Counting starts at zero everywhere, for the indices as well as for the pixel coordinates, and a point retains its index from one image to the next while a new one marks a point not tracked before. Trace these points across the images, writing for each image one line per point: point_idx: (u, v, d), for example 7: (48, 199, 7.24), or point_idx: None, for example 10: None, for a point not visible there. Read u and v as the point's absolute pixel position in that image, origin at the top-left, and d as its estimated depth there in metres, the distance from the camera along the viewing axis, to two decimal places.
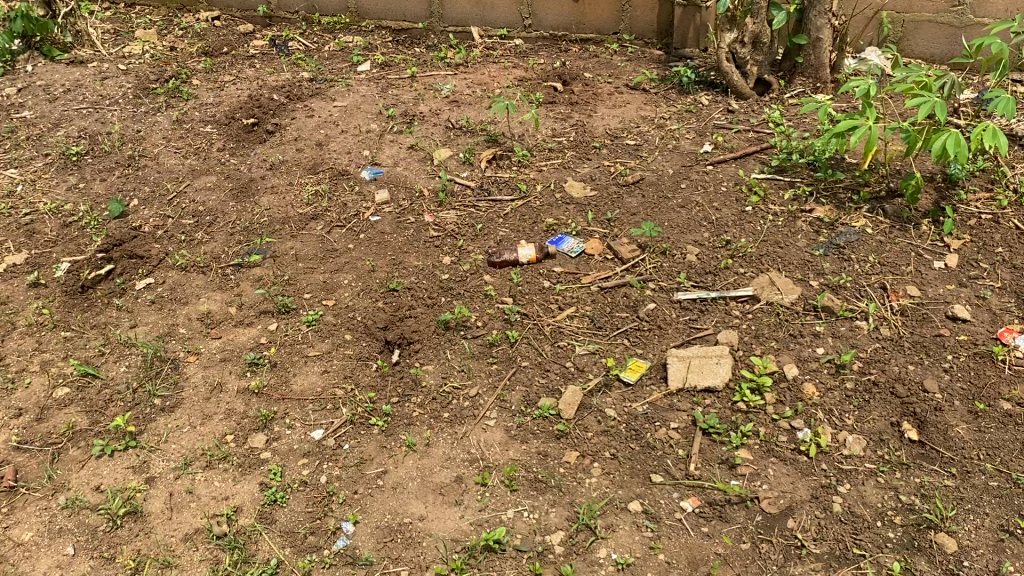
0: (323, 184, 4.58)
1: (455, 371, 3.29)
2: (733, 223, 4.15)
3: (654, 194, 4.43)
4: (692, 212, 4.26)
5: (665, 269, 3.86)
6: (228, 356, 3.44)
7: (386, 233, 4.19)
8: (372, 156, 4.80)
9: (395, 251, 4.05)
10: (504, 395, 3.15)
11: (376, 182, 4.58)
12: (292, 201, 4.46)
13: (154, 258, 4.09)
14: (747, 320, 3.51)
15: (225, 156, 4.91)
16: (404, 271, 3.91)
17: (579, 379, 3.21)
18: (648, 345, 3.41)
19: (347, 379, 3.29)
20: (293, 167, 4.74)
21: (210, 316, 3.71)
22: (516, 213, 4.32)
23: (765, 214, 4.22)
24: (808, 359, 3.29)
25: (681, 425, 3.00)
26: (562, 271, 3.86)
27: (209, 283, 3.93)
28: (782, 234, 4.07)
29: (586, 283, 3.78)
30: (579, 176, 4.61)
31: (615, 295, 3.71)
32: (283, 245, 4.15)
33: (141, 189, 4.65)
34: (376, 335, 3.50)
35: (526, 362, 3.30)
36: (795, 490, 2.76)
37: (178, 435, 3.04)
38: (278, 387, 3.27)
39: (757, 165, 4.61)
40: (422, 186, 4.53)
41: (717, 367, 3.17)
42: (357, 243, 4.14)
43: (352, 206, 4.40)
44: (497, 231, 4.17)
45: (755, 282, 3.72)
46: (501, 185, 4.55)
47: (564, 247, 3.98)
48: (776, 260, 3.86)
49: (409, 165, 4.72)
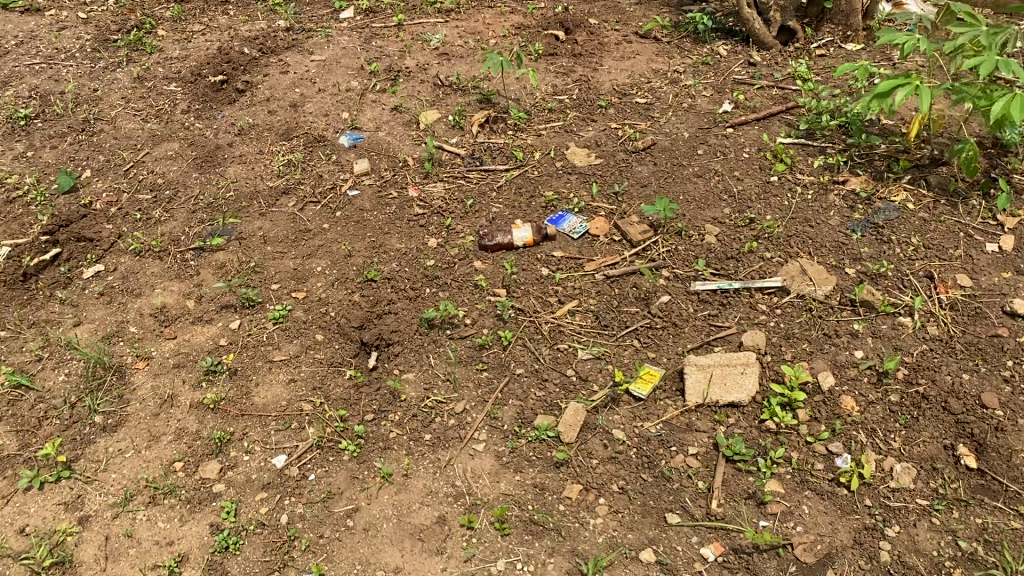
0: (297, 153, 4.12)
1: (440, 381, 2.87)
2: (757, 197, 3.73)
3: (666, 164, 3.96)
4: (708, 186, 3.81)
5: (679, 254, 3.42)
6: (183, 361, 3.03)
7: (367, 212, 3.76)
8: (352, 119, 4.32)
9: (375, 232, 3.63)
10: (495, 412, 2.74)
11: (356, 150, 4.13)
12: (261, 172, 4.00)
13: (105, 241, 3.65)
14: (775, 317, 3.08)
15: (189, 119, 4.42)
16: (386, 257, 3.48)
17: (582, 392, 2.80)
18: (661, 348, 3.00)
19: (316, 390, 2.87)
20: (264, 132, 4.27)
21: (165, 311, 3.29)
22: (511, 185, 3.87)
23: (790, 188, 3.77)
24: (845, 365, 2.87)
25: (700, 451, 2.59)
26: (563, 256, 3.43)
27: (166, 270, 3.49)
28: (811, 212, 3.61)
29: (590, 270, 3.35)
30: (583, 141, 4.13)
31: (623, 286, 3.28)
32: (250, 224, 3.71)
33: (96, 158, 4.19)
34: (351, 335, 3.08)
35: (521, 371, 2.89)
36: (834, 533, 2.36)
37: (120, 463, 2.65)
38: (237, 400, 2.85)
39: (783, 128, 4.16)
40: (406, 154, 4.09)
41: (742, 378, 2.76)
42: (334, 224, 3.70)
43: (328, 178, 3.96)
44: (490, 210, 3.72)
45: (784, 269, 3.27)
46: (494, 153, 4.07)
47: (564, 227, 3.54)
48: (805, 243, 3.43)
49: (392, 130, 4.25)
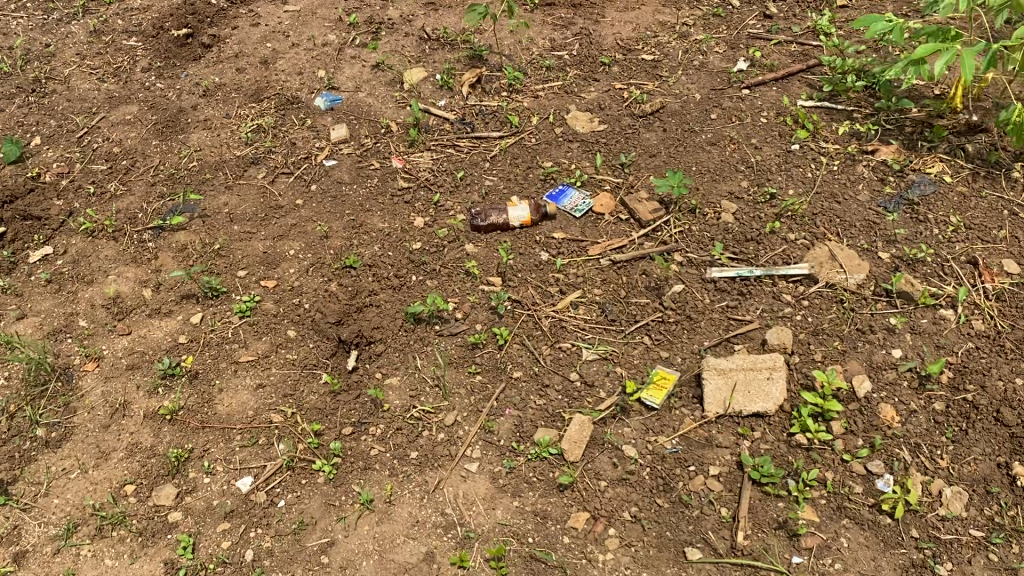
0: (268, 117, 3.73)
1: (427, 387, 2.56)
2: (776, 168, 3.39)
3: (675, 132, 3.61)
4: (722, 157, 3.46)
5: (693, 235, 3.08)
6: (137, 362, 2.70)
7: (345, 186, 3.40)
8: (328, 78, 3.92)
9: (355, 210, 3.29)
10: (490, 424, 2.42)
11: (334, 114, 3.74)
12: (228, 139, 3.62)
13: (54, 220, 3.29)
14: (802, 310, 2.76)
15: (150, 78, 4.02)
16: (367, 241, 3.14)
17: (587, 400, 2.49)
18: (674, 347, 2.68)
19: (287, 398, 2.55)
20: (232, 93, 3.87)
21: (119, 301, 2.94)
22: (506, 155, 3.51)
23: (813, 159, 3.42)
24: (882, 367, 2.55)
25: (723, 471, 2.28)
26: (564, 239, 3.10)
27: (121, 253, 3.14)
28: (837, 186, 3.27)
29: (594, 255, 3.03)
30: (584, 104, 3.76)
31: (630, 274, 2.96)
32: (216, 200, 3.35)
33: (47, 124, 3.80)
34: (327, 332, 2.75)
35: (518, 376, 2.58)
36: (878, 572, 2.06)
37: (63, 486, 2.34)
38: (198, 410, 2.53)
39: (803, 90, 3.79)
40: (389, 119, 3.70)
41: (769, 385, 2.44)
42: (309, 200, 3.34)
43: (303, 145, 3.58)
44: (483, 186, 3.38)
45: (811, 253, 2.93)
46: (487, 118, 3.69)
47: (565, 205, 3.22)
48: (832, 222, 3.10)
49: (373, 91, 3.86)
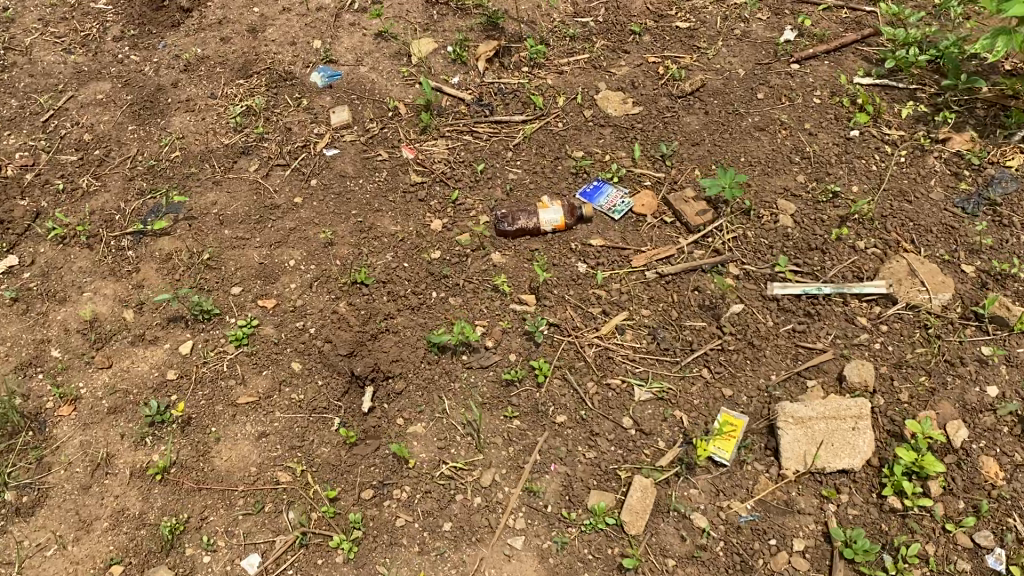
0: (259, 96, 3.30)
1: (458, 435, 2.22)
2: (836, 158, 3.01)
3: (718, 115, 3.22)
4: (773, 146, 3.09)
5: (749, 242, 2.72)
6: (120, 404, 2.34)
7: (350, 179, 3.00)
8: (325, 49, 3.48)
9: (362, 210, 2.90)
10: (534, 486, 2.09)
11: (333, 93, 3.32)
12: (215, 123, 3.20)
13: (20, 223, 2.89)
14: (880, 337, 2.43)
15: (123, 49, 3.56)
16: (378, 249, 2.77)
17: (645, 453, 2.16)
18: (737, 383, 2.35)
19: (296, 451, 2.20)
20: (217, 68, 3.43)
21: (96, 324, 2.56)
22: (531, 144, 3.12)
23: (876, 148, 3.04)
24: (979, 409, 2.24)
25: (808, 546, 1.98)
26: (603, 247, 2.74)
27: (97, 265, 2.75)
28: (906, 181, 2.91)
29: (639, 266, 2.67)
30: (615, 82, 3.35)
31: (681, 289, 2.60)
32: (202, 199, 2.95)
33: (7, 104, 3.36)
34: (338, 366, 2.39)
35: (563, 421, 2.24)
36: None
37: (39, 566, 2.01)
38: (192, 466, 2.18)
39: (858, 64, 3.39)
40: (396, 98, 3.28)
41: (854, 437, 2.12)
42: (309, 198, 2.94)
43: (300, 131, 3.16)
44: (506, 181, 2.99)
45: (886, 266, 2.59)
46: (507, 98, 3.29)
47: (602, 205, 2.85)
48: (905, 226, 2.74)
49: (376, 64, 3.43)
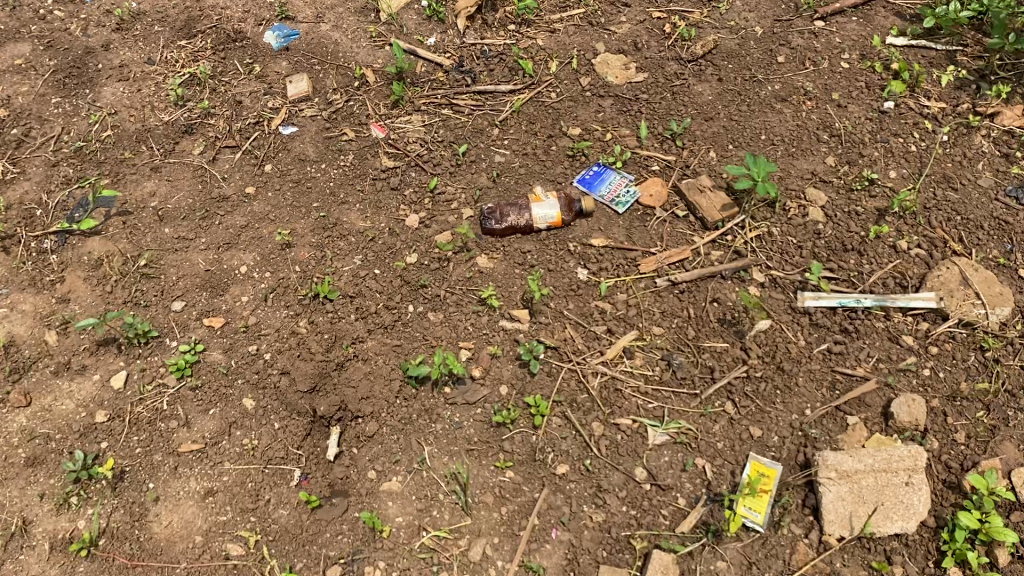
0: (204, 61, 2.85)
1: (441, 493, 1.88)
2: (869, 137, 2.64)
3: (733, 83, 2.82)
4: (796, 122, 2.70)
5: (774, 241, 2.36)
6: (40, 454, 1.97)
7: (311, 164, 2.59)
8: (281, 4, 3.02)
9: (325, 202, 2.50)
10: (533, 561, 1.78)
11: (290, 56, 2.87)
12: (153, 95, 2.76)
13: None
14: (930, 361, 2.09)
15: (45, 2, 3.08)
16: (345, 251, 2.38)
17: (663, 517, 1.84)
18: (766, 419, 2.02)
19: (249, 516, 1.86)
20: (155, 27, 2.97)
21: (12, 350, 2.18)
22: (520, 119, 2.71)
23: (914, 124, 2.67)
24: None
25: None
26: (607, 248, 2.36)
27: (14, 273, 2.35)
28: (950, 165, 2.54)
29: (649, 272, 2.31)
30: (615, 42, 2.92)
31: (697, 301, 2.25)
32: (138, 190, 2.53)
33: None
34: (299, 405, 2.03)
35: (565, 473, 1.91)
36: None
37: None
38: (126, 537, 1.84)
39: (891, 21, 2.98)
40: (363, 63, 2.84)
41: (909, 495, 1.81)
42: (263, 188, 2.54)
43: (252, 104, 2.73)
44: (492, 166, 2.60)
45: (936, 272, 2.24)
46: (491, 62, 2.86)
47: (603, 196, 2.47)
48: (952, 220, 2.39)
49: (340, 22, 2.97)
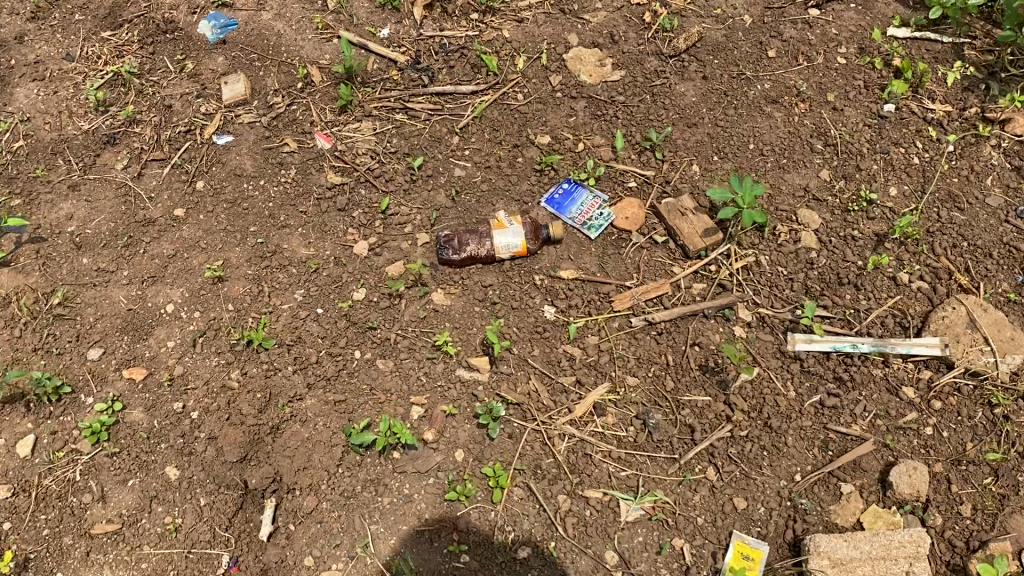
0: (129, 58, 2.55)
1: None
2: (867, 146, 2.39)
3: (719, 82, 2.55)
4: (788, 128, 2.45)
5: (762, 272, 2.13)
6: None
7: (248, 180, 2.32)
8: None
9: (264, 225, 2.24)
10: None
11: (226, 51, 2.57)
12: (72, 98, 2.47)
13: None
14: (933, 417, 1.89)
15: None
16: (284, 285, 2.13)
17: None
18: (752, 488, 1.81)
19: None
20: (76, 16, 2.66)
21: None
22: (483, 125, 2.44)
23: (917, 131, 2.42)
24: None
25: None
26: (577, 281, 2.13)
27: None
28: (956, 180, 2.30)
29: (623, 310, 2.07)
30: (589, 33, 2.63)
31: (677, 344, 2.02)
32: (53, 212, 2.26)
33: None
34: (228, 476, 1.81)
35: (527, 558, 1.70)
36: None
37: None
38: None
39: (893, 9, 2.71)
40: (307, 59, 2.54)
41: None
42: (194, 209, 2.27)
43: (183, 109, 2.44)
44: (451, 181, 2.34)
45: (942, 310, 2.01)
46: (451, 58, 2.57)
47: (573, 219, 2.22)
48: (958, 247, 2.16)
49: (283, 10, 2.66)
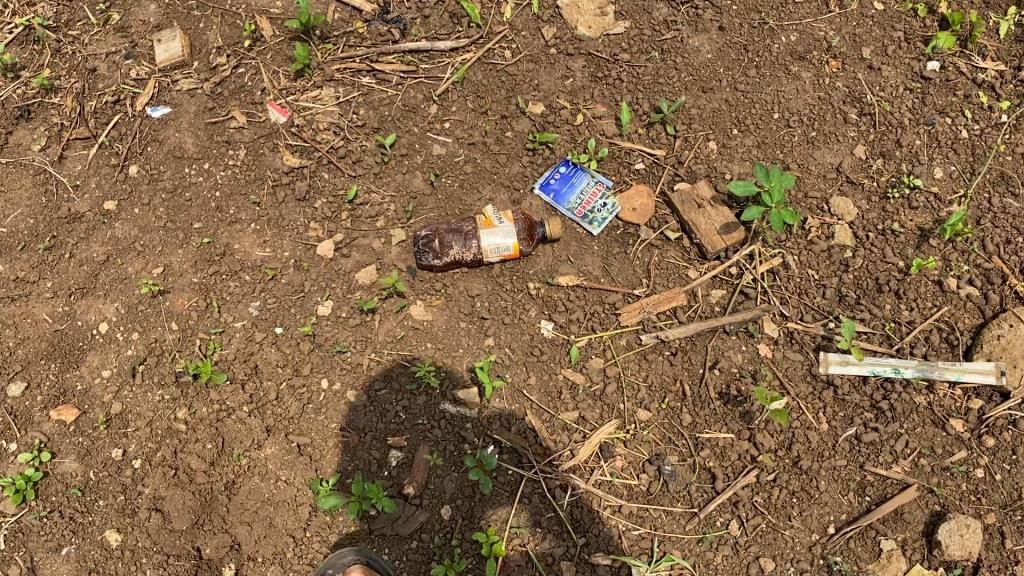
0: (42, 7, 2.15)
1: None
2: (909, 116, 2.08)
3: (739, 33, 2.19)
4: (817, 93, 2.12)
5: (791, 278, 1.85)
6: None
7: (189, 163, 1.97)
8: None
9: (210, 220, 1.91)
10: None
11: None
12: None
13: None
14: (986, 457, 1.66)
15: None
16: (237, 295, 1.83)
17: None
18: (780, 546, 1.60)
19: None
20: None
21: None
22: (465, 91, 2.09)
23: (966, 96, 2.10)
24: None
25: None
26: (578, 288, 1.84)
27: None
28: (1012, 159, 2.00)
29: (631, 323, 1.80)
30: None
31: (693, 367, 1.76)
32: None
33: None
34: (177, 544, 1.57)
35: None
36: None
37: None
38: None
39: None
40: (256, 8, 2.14)
41: None
42: (127, 201, 1.93)
43: (108, 72, 2.07)
44: (430, 163, 2.01)
45: (999, 327, 1.74)
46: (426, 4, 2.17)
47: (569, 210, 1.92)
48: (1015, 244, 1.88)
49: None
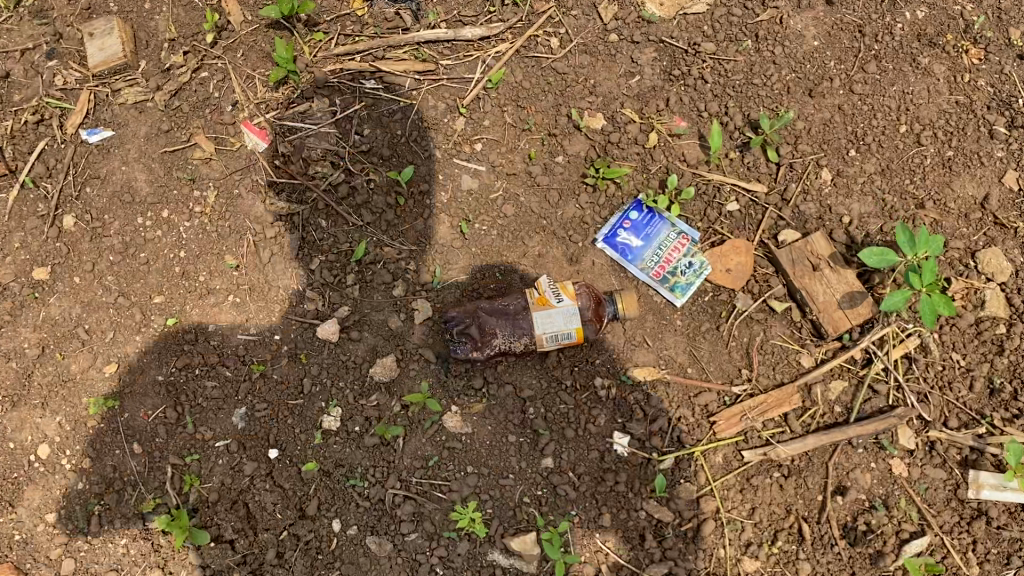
0: None
1: None
2: None
3: (852, 8, 1.62)
4: (954, 96, 1.58)
5: (932, 365, 1.43)
6: None
7: (141, 211, 1.48)
8: None
9: (173, 291, 1.45)
10: None
11: None
12: None
13: None
14: None
15: None
16: (217, 402, 1.41)
17: None
18: None
19: None
20: None
21: None
22: (501, 98, 1.56)
23: None
24: None
25: None
26: (660, 384, 1.43)
27: None
28: None
29: (728, 433, 1.41)
30: None
31: (808, 492, 1.40)
32: None
33: None
34: None
35: None
36: None
37: None
38: None
39: None
40: None
41: None
42: (65, 266, 1.47)
43: (24, 79, 1.56)
44: (458, 203, 1.52)
45: None
46: None
47: (642, 271, 1.49)
48: None
49: None
